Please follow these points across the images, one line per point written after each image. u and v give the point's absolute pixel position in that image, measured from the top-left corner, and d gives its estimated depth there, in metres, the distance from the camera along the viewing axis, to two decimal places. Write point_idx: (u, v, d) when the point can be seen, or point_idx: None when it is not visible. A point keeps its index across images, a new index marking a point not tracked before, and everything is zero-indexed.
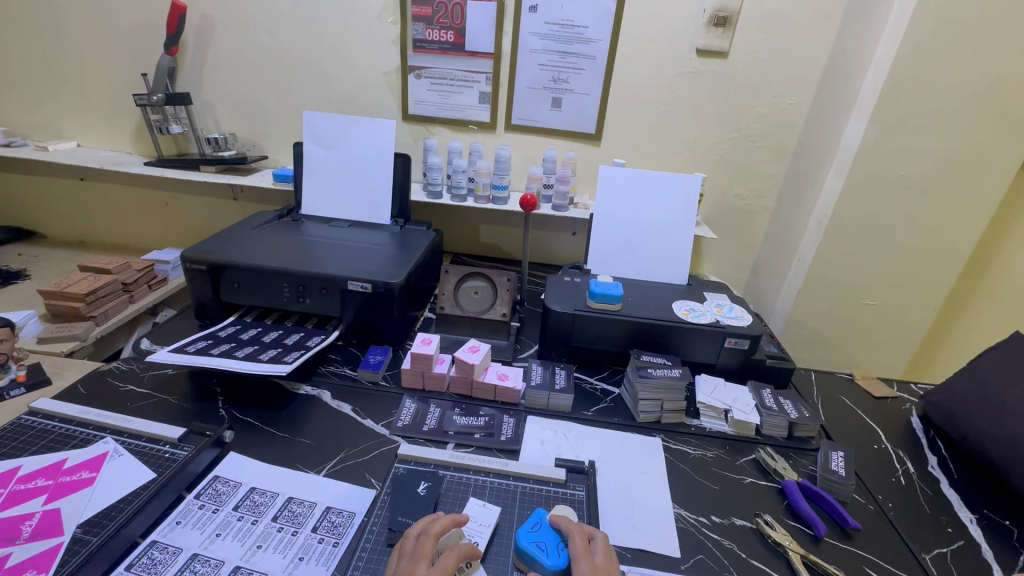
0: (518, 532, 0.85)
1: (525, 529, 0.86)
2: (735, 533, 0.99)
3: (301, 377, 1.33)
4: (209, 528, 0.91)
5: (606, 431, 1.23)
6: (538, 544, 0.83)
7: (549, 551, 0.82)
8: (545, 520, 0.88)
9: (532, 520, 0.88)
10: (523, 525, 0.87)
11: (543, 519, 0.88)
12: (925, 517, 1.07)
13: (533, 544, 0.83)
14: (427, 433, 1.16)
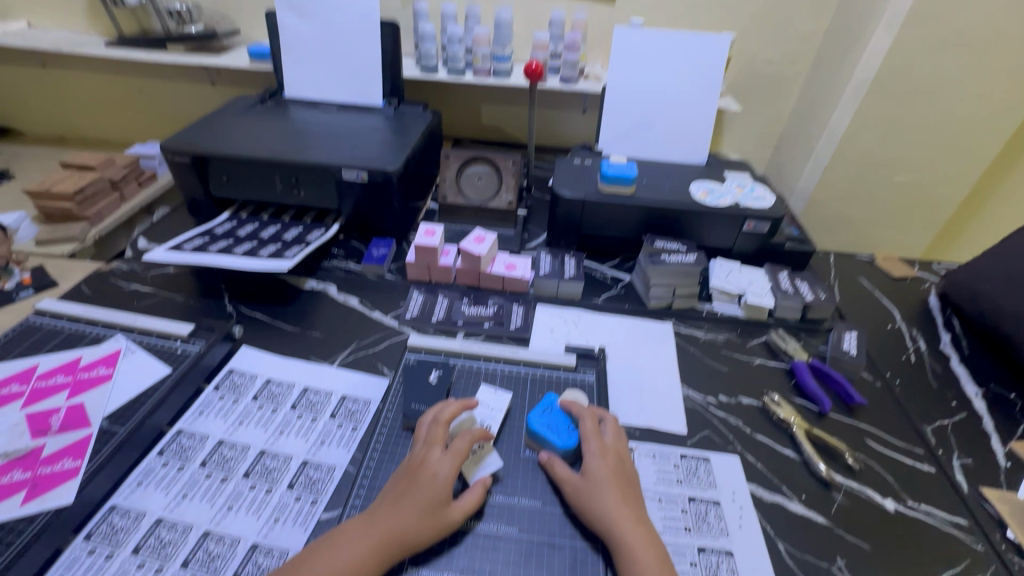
0: (531, 416, 0.86)
1: (536, 413, 0.87)
2: (742, 411, 1.01)
3: (305, 273, 1.30)
4: (231, 417, 0.94)
5: (616, 318, 1.21)
6: (550, 428, 0.85)
7: (560, 434, 0.84)
8: (556, 405, 0.89)
9: (542, 404, 0.89)
10: (534, 409, 0.88)
11: (554, 404, 0.89)
12: (931, 393, 1.09)
13: (546, 427, 0.85)
14: (436, 324, 1.15)
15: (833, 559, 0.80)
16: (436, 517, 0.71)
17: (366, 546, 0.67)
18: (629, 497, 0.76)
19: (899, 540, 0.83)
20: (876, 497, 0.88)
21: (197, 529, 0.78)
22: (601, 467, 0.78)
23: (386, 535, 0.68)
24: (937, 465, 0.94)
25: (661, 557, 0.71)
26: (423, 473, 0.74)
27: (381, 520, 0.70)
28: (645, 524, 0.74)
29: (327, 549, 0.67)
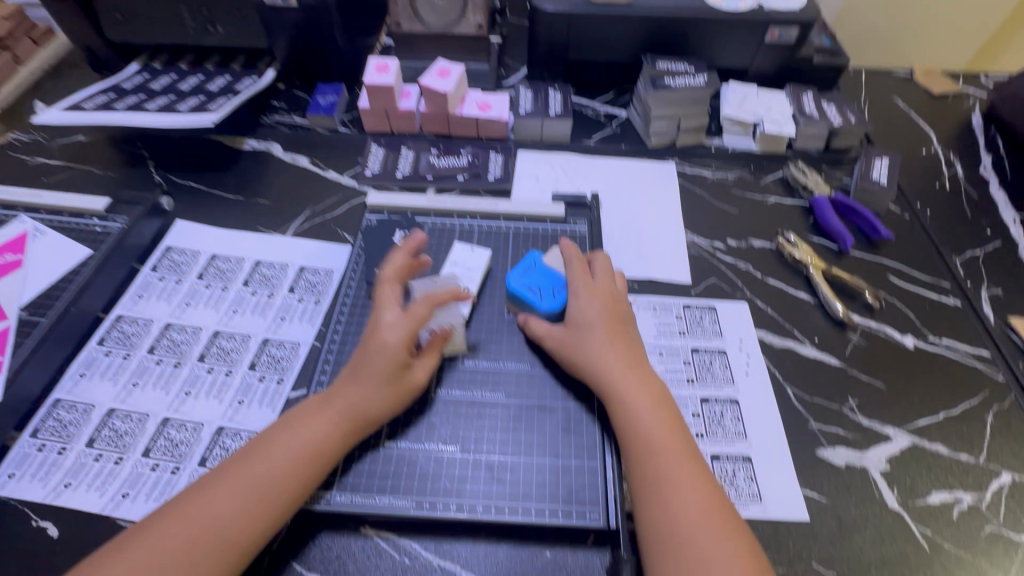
0: (509, 278, 0.74)
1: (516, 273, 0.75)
2: (754, 256, 0.90)
3: (241, 130, 1.08)
4: (176, 299, 0.83)
5: (610, 162, 1.04)
6: (532, 287, 0.73)
7: (545, 292, 0.73)
8: (538, 259, 0.76)
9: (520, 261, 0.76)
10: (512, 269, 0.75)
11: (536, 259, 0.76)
12: (965, 221, 0.96)
13: (527, 288, 0.73)
14: (401, 181, 0.99)
15: (844, 400, 0.74)
16: (394, 385, 0.63)
17: (324, 422, 0.61)
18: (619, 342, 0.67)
19: (915, 376, 0.77)
20: (894, 335, 0.81)
21: (154, 417, 0.71)
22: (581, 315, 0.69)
23: (347, 410, 0.61)
24: (963, 298, 0.86)
25: (662, 400, 0.63)
26: (376, 337, 0.64)
27: (339, 395, 0.63)
28: (642, 366, 0.66)
29: (282, 428, 0.61)
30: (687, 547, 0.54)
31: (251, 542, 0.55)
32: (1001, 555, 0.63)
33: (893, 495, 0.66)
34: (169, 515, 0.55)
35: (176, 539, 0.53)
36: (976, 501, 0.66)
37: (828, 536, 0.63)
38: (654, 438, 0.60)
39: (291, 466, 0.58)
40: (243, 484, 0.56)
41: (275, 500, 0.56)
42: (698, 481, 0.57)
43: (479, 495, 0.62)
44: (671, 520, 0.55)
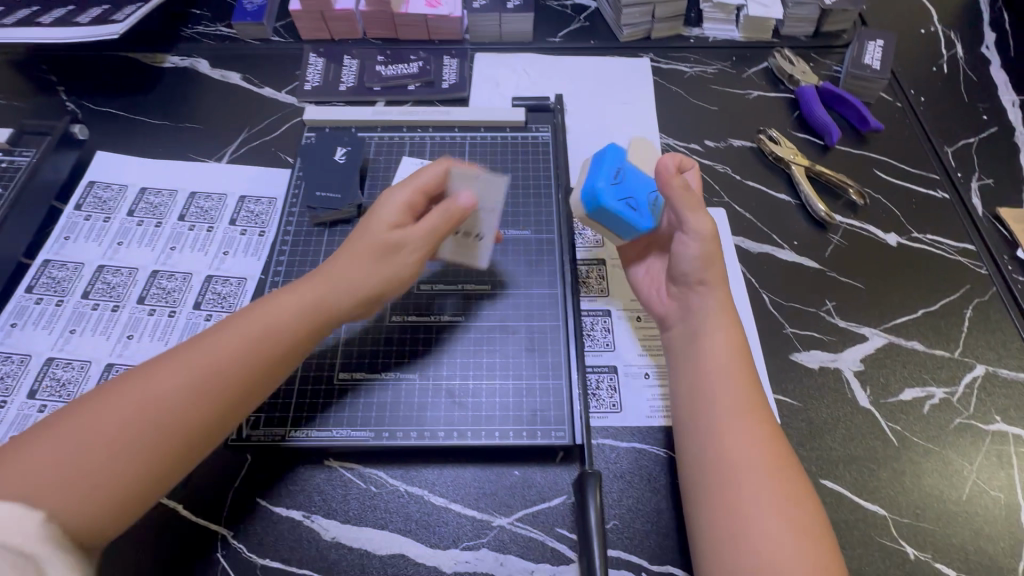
0: (604, 192, 0.63)
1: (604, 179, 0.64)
2: (732, 157, 0.84)
3: (161, 46, 0.94)
4: (107, 239, 0.76)
5: (579, 60, 0.93)
6: (631, 202, 0.64)
7: (641, 206, 0.65)
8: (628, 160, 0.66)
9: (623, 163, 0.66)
10: (604, 171, 0.64)
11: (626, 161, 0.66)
12: (960, 107, 0.89)
13: (625, 203, 0.64)
14: (345, 95, 0.88)
15: (820, 303, 0.71)
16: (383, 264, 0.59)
17: (328, 282, 0.57)
18: (716, 254, 0.61)
19: (895, 274, 0.74)
20: (877, 234, 0.77)
21: (97, 363, 0.67)
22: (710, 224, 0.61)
23: (355, 266, 0.58)
24: (952, 190, 0.81)
25: (730, 309, 0.61)
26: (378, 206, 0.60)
27: (347, 252, 0.60)
28: (720, 268, 0.62)
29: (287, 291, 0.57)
30: (731, 452, 0.53)
31: (241, 401, 0.53)
32: (970, 446, 0.62)
33: (865, 395, 0.65)
34: (170, 361, 0.51)
35: (171, 384, 0.50)
36: (948, 395, 0.65)
37: (798, 438, 0.63)
38: (712, 346, 0.59)
39: (294, 324, 0.55)
40: (246, 335, 0.54)
41: (268, 359, 0.54)
42: (752, 392, 0.56)
43: (439, 421, 0.60)
44: (723, 425, 0.55)
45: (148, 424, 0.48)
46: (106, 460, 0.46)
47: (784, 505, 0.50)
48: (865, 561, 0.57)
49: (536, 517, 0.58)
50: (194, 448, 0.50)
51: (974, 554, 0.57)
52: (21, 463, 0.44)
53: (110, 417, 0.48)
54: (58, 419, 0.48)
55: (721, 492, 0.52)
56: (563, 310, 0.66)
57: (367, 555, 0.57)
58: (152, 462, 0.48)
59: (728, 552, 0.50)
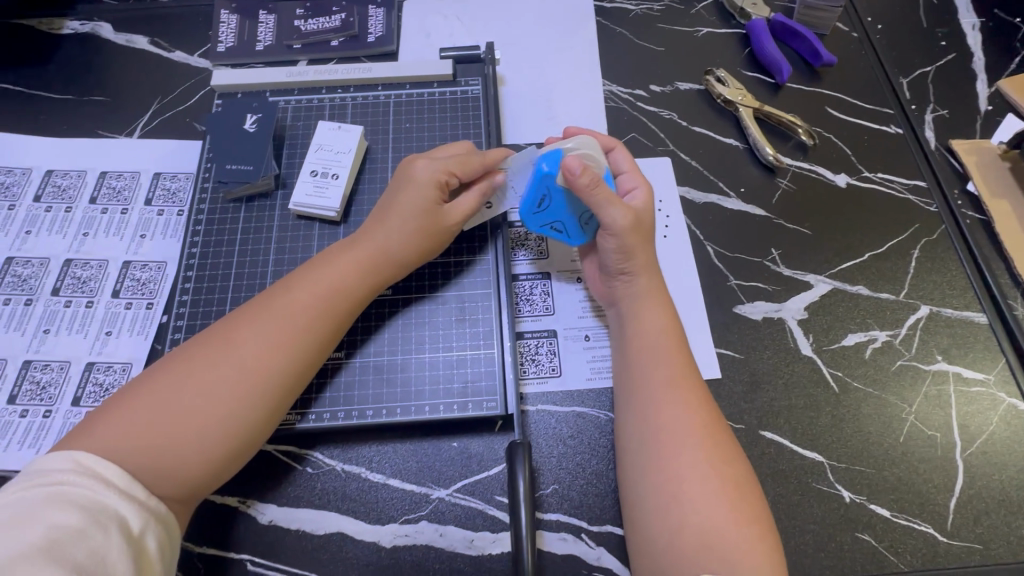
0: (523, 217, 0.61)
1: (530, 212, 0.60)
2: (678, 100, 0.79)
3: (56, 10, 0.85)
4: (13, 228, 0.71)
5: (517, 3, 0.86)
6: (553, 226, 0.62)
7: (564, 230, 0.62)
8: (546, 179, 0.57)
9: (542, 190, 0.58)
10: (527, 203, 0.60)
11: (547, 182, 0.57)
12: (917, 34, 0.84)
13: (545, 228, 0.62)
14: (263, 55, 0.81)
15: (766, 252, 0.69)
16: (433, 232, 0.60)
17: (348, 262, 0.57)
18: (639, 246, 0.59)
19: (842, 217, 0.72)
20: (826, 176, 0.74)
21: (13, 361, 0.64)
22: (626, 214, 0.58)
23: (370, 253, 0.58)
24: (906, 125, 0.77)
25: (663, 299, 0.59)
26: (404, 180, 0.61)
27: (370, 241, 0.59)
28: (645, 257, 0.60)
29: (301, 270, 0.58)
30: (667, 445, 0.51)
31: (296, 374, 0.53)
32: (909, 387, 0.62)
33: (807, 343, 0.64)
34: (191, 345, 0.52)
35: (224, 360, 0.51)
36: (890, 338, 0.65)
37: (739, 390, 0.62)
38: (647, 338, 0.57)
39: (315, 300, 0.55)
40: (265, 315, 0.53)
41: (314, 330, 0.54)
42: (690, 384, 0.54)
43: (369, 399, 0.59)
44: (659, 419, 0.53)
45: (227, 396, 0.50)
46: (194, 429, 0.48)
47: (723, 495, 0.49)
48: (800, 507, 0.57)
49: (474, 487, 0.58)
50: (258, 426, 0.51)
51: (907, 493, 0.58)
52: (112, 430, 0.46)
53: (194, 387, 0.49)
54: (131, 391, 0.49)
55: (659, 486, 0.50)
56: (495, 277, 0.64)
57: (306, 536, 0.56)
58: (233, 432, 0.49)
59: (666, 546, 0.48)
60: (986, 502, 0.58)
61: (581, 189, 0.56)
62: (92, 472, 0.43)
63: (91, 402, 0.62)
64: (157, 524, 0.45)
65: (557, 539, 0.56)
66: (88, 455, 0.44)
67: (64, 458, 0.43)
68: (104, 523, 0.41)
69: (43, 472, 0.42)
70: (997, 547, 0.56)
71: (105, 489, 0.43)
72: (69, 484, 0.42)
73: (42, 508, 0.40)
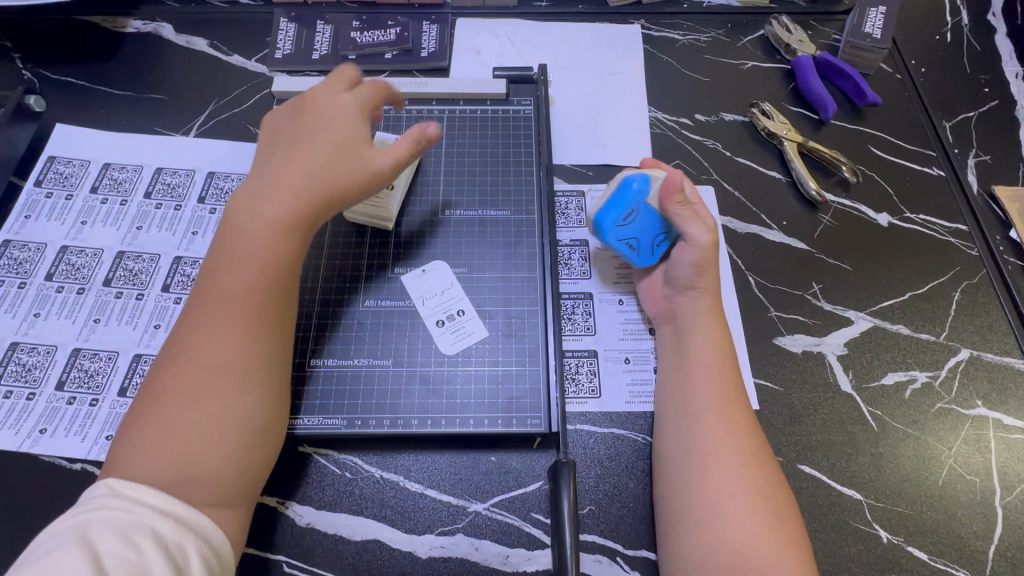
0: (603, 231, 0.63)
1: (613, 227, 0.62)
2: (723, 131, 0.80)
3: (121, 9, 0.88)
4: (70, 218, 0.73)
5: (568, 27, 0.88)
6: (632, 242, 0.63)
7: (643, 246, 0.63)
8: (637, 194, 0.62)
9: (632, 204, 0.62)
10: (611, 217, 0.62)
11: (638, 197, 0.62)
12: (960, 79, 0.85)
13: (623, 243, 0.63)
14: (319, 64, 0.83)
15: (807, 286, 0.70)
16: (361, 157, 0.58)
17: (271, 222, 0.54)
18: (712, 262, 0.61)
19: (886, 255, 0.72)
20: (868, 214, 0.75)
21: (63, 349, 0.65)
22: (706, 230, 0.60)
23: (298, 191, 0.55)
24: (948, 168, 0.78)
25: (718, 319, 0.60)
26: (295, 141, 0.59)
27: (289, 184, 0.56)
28: (713, 276, 0.61)
29: (222, 252, 0.54)
30: (709, 459, 0.52)
31: (258, 346, 0.52)
32: (948, 429, 0.62)
33: (847, 379, 0.65)
34: (156, 374, 0.51)
35: (188, 369, 0.49)
36: (930, 379, 0.65)
37: (778, 422, 0.62)
38: (698, 355, 0.58)
39: (254, 277, 0.53)
40: (213, 307, 0.52)
41: (266, 299, 0.53)
42: (738, 405, 0.55)
43: (413, 408, 0.60)
44: (707, 435, 0.53)
45: (208, 393, 0.49)
46: (190, 436, 0.47)
47: (761, 517, 0.49)
48: (837, 544, 0.57)
49: (511, 503, 0.58)
50: (252, 405, 0.50)
51: (946, 538, 0.58)
52: (133, 461, 0.46)
53: (179, 399, 0.48)
54: (133, 422, 0.49)
55: (700, 501, 0.50)
56: (541, 295, 0.65)
57: (343, 541, 0.56)
58: (232, 418, 0.49)
59: (702, 561, 0.48)
60: None
61: (672, 206, 0.60)
62: (132, 498, 0.43)
63: (137, 394, 0.63)
64: (197, 541, 0.44)
65: (592, 561, 0.56)
66: (119, 482, 0.44)
67: (104, 489, 0.44)
68: (142, 542, 0.41)
69: (85, 501, 0.43)
70: None
71: (143, 510, 0.43)
72: (107, 508, 0.42)
73: (83, 534, 0.40)
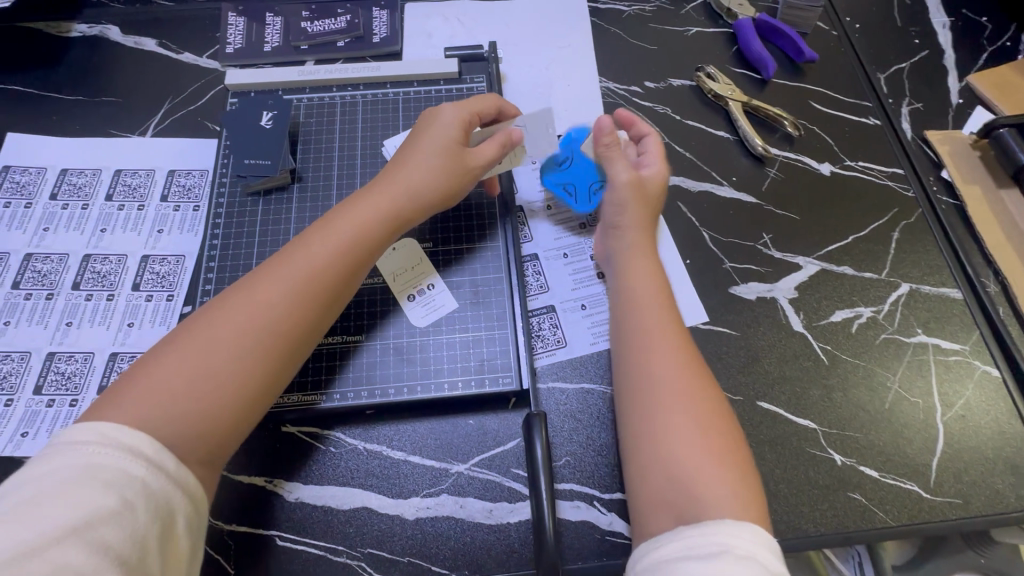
0: (544, 174, 0.73)
1: (552, 170, 0.72)
2: (672, 96, 0.83)
3: (63, 13, 0.86)
4: (32, 226, 0.72)
5: (517, 5, 0.90)
6: (568, 188, 0.72)
7: (580, 195, 0.71)
8: (576, 143, 0.73)
9: (568, 152, 0.73)
10: (551, 162, 0.73)
11: (573, 147, 0.73)
12: (892, 33, 0.89)
13: (562, 186, 0.72)
14: (272, 56, 0.83)
15: (759, 236, 0.74)
16: (458, 170, 0.63)
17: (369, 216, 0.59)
18: (638, 200, 0.66)
19: (829, 202, 0.76)
20: (811, 165, 0.79)
21: (37, 353, 0.65)
22: (627, 171, 0.67)
23: (398, 194, 0.60)
24: (884, 117, 0.83)
25: (654, 265, 0.63)
26: (429, 122, 0.65)
27: (394, 184, 0.61)
28: (643, 215, 0.65)
29: (312, 230, 0.58)
30: (651, 394, 0.54)
31: (313, 328, 0.55)
32: (892, 358, 0.67)
33: (799, 319, 0.69)
34: (209, 307, 0.53)
35: (249, 321, 0.52)
36: (875, 313, 0.69)
37: (737, 364, 0.66)
38: (637, 296, 0.60)
39: (332, 258, 0.56)
40: (286, 275, 0.54)
41: (334, 287, 0.56)
42: (671, 337, 0.56)
43: (390, 379, 0.62)
44: (642, 368, 0.55)
45: (255, 355, 0.51)
46: (222, 386, 0.49)
47: (698, 436, 0.51)
48: (797, 471, 0.61)
49: (491, 461, 0.61)
50: (281, 375, 0.53)
51: (895, 455, 0.62)
52: (140, 397, 0.47)
53: (220, 352, 0.50)
54: (152, 357, 0.50)
55: (636, 430, 0.53)
56: (506, 262, 0.68)
57: (332, 511, 0.59)
58: (262, 385, 0.52)
59: (646, 481, 0.51)
60: (965, 460, 0.62)
61: (602, 145, 0.69)
62: (120, 445, 0.43)
63: None
64: (184, 501, 0.45)
65: (571, 507, 0.59)
66: (113, 427, 0.44)
67: (91, 431, 0.43)
68: (133, 502, 0.41)
69: (78, 444, 0.43)
70: (977, 502, 0.61)
71: (135, 463, 0.43)
72: (103, 460, 0.42)
73: (74, 488, 0.40)
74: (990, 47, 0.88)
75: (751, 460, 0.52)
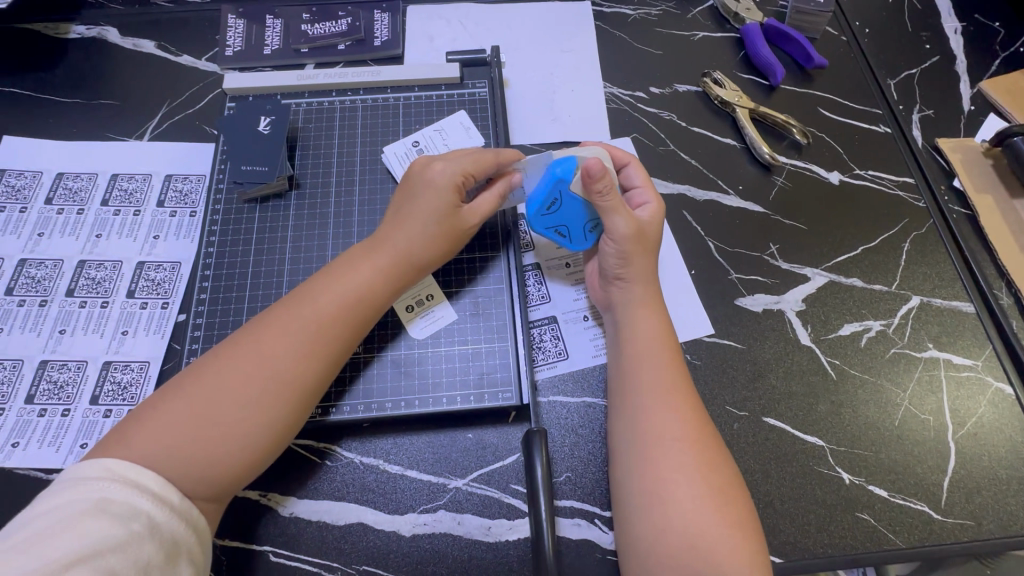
0: (529, 216, 0.62)
1: (537, 214, 0.61)
2: (678, 102, 0.82)
3: (61, 14, 0.85)
4: (26, 231, 0.71)
5: (520, 8, 0.88)
6: (557, 231, 0.63)
7: (571, 237, 0.63)
8: (562, 179, 0.59)
9: (553, 194, 0.60)
10: (535, 204, 0.61)
11: (559, 185, 0.59)
12: (902, 38, 0.87)
13: (550, 230, 0.63)
14: (272, 59, 0.82)
15: (765, 247, 0.72)
16: (451, 232, 0.61)
17: (365, 278, 0.57)
18: (638, 250, 0.61)
19: (838, 212, 0.75)
20: (820, 174, 0.77)
21: (30, 361, 0.64)
22: (628, 221, 0.60)
23: (394, 256, 0.59)
24: (894, 124, 0.81)
25: (654, 303, 0.61)
26: (422, 181, 0.61)
27: (389, 248, 0.59)
28: (642, 262, 0.61)
29: (319, 277, 0.58)
30: (657, 448, 0.52)
31: (318, 382, 0.54)
32: (903, 373, 0.65)
33: (806, 333, 0.67)
34: (216, 354, 0.52)
35: (254, 374, 0.51)
36: (884, 327, 0.68)
37: (743, 379, 0.64)
38: (640, 343, 0.58)
39: (339, 309, 0.55)
40: (293, 326, 0.53)
41: (339, 340, 0.55)
42: (680, 392, 0.55)
43: (388, 392, 0.61)
44: (650, 421, 0.54)
45: (257, 410, 0.50)
46: (224, 440, 0.48)
47: (703, 494, 0.50)
48: (804, 489, 0.60)
49: (490, 477, 0.59)
50: (286, 431, 0.52)
51: (904, 474, 0.61)
52: (143, 444, 0.47)
53: (224, 403, 0.49)
54: (157, 402, 0.49)
55: (643, 487, 0.51)
56: (507, 272, 0.67)
57: (327, 526, 0.57)
58: (264, 441, 0.50)
59: (652, 541, 0.49)
60: (977, 479, 0.61)
61: (594, 193, 0.58)
62: (126, 479, 0.44)
63: (110, 400, 0.63)
64: (188, 530, 0.46)
65: (571, 524, 0.58)
66: (120, 463, 0.45)
67: (97, 467, 0.44)
68: (139, 531, 0.42)
69: (82, 479, 0.43)
70: (989, 523, 0.59)
71: (140, 496, 0.44)
72: (109, 492, 0.43)
73: (83, 517, 0.41)
74: (1003, 53, 0.86)
75: (754, 513, 0.52)
